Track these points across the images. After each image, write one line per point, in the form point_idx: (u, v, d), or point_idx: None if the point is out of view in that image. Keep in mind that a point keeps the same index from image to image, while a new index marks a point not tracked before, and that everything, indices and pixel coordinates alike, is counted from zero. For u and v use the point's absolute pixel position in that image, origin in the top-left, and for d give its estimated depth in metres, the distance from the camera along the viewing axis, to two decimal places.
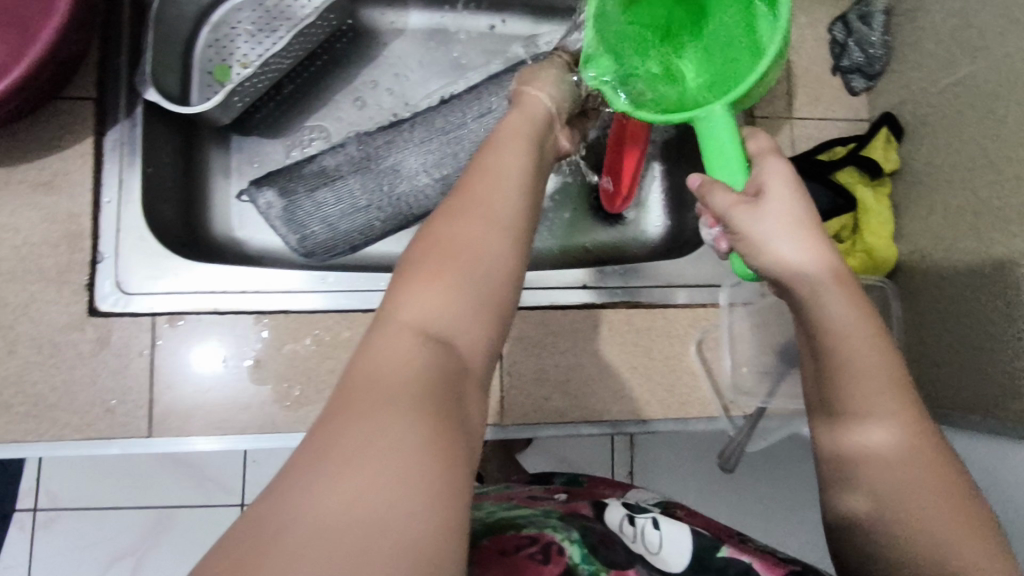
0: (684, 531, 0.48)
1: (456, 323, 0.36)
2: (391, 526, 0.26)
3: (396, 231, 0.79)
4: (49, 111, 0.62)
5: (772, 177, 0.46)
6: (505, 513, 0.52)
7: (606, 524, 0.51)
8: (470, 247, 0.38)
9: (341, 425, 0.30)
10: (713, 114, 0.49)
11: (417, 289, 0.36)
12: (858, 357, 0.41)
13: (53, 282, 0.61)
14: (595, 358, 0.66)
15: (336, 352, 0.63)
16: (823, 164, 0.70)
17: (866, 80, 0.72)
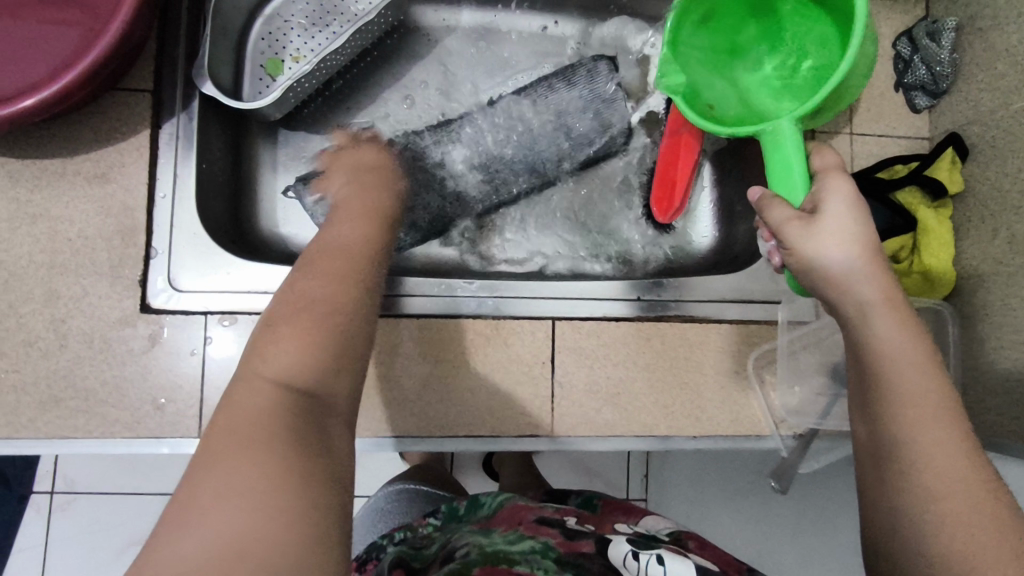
0: (687, 565, 0.48)
1: (306, 374, 0.41)
2: (244, 553, 0.32)
3: (441, 232, 0.78)
4: (106, 101, 0.61)
5: (836, 196, 0.46)
6: (505, 544, 0.55)
7: (609, 556, 0.52)
8: (324, 299, 0.45)
9: (216, 472, 0.35)
10: (785, 127, 0.52)
11: (275, 346, 0.42)
12: (903, 382, 0.42)
13: (106, 276, 0.60)
14: (646, 371, 0.66)
15: (387, 357, 0.63)
16: (884, 181, 0.68)
17: (929, 98, 0.70)
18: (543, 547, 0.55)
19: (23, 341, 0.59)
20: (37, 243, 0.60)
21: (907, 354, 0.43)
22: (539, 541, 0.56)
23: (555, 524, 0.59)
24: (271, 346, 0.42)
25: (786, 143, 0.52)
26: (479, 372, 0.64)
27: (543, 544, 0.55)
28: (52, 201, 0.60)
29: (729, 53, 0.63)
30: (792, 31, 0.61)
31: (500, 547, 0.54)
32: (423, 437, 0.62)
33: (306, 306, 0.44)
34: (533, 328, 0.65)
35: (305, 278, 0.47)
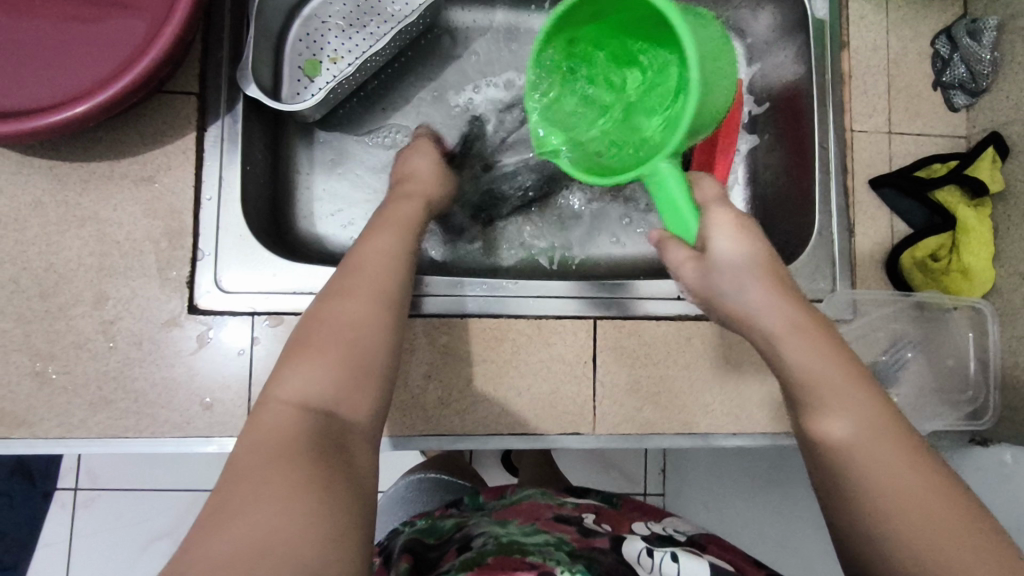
0: (702, 563, 0.48)
1: (331, 397, 0.44)
2: (267, 551, 0.33)
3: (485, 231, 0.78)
4: (152, 104, 0.62)
5: (719, 231, 0.48)
6: (516, 534, 0.52)
7: (622, 554, 0.50)
8: (362, 322, 0.48)
9: (247, 481, 0.37)
10: (660, 167, 0.49)
11: (301, 367, 0.44)
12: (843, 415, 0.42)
13: (155, 278, 0.61)
14: (686, 370, 0.66)
15: (431, 356, 0.63)
16: (923, 181, 0.68)
17: (968, 97, 0.70)
18: (557, 541, 0.51)
19: (74, 343, 0.59)
20: (86, 246, 0.60)
21: (846, 395, 0.42)
22: (553, 535, 0.52)
23: (571, 520, 0.56)
24: (295, 371, 0.44)
25: (667, 183, 0.49)
26: (521, 372, 0.64)
27: (556, 538, 0.51)
28: (100, 204, 0.61)
29: (610, 83, 0.60)
30: (650, 52, 0.56)
31: (510, 537, 0.51)
32: (468, 436, 0.63)
33: (341, 332, 0.47)
34: (575, 328, 0.65)
35: (329, 304, 0.48)
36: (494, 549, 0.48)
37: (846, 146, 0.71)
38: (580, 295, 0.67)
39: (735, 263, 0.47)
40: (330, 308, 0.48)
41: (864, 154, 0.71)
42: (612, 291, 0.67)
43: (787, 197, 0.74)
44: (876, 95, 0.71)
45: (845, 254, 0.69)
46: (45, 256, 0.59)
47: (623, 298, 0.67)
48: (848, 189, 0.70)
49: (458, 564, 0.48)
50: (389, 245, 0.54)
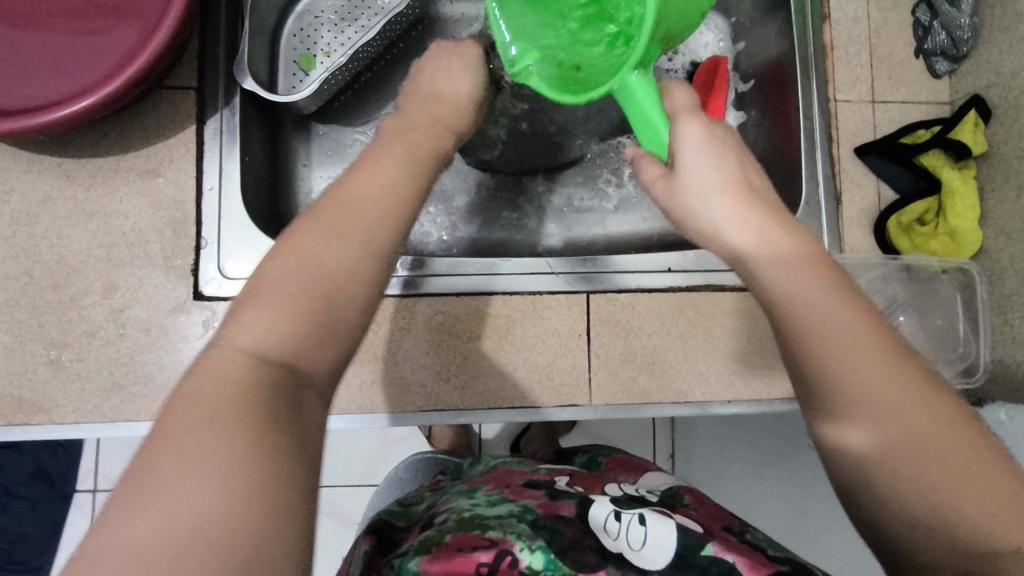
0: (669, 529, 0.46)
1: (293, 350, 0.36)
2: (201, 533, 0.28)
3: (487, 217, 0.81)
4: (154, 100, 0.64)
5: (691, 140, 0.47)
6: (481, 506, 0.49)
7: (588, 520, 0.47)
8: (331, 262, 0.38)
9: (185, 438, 0.30)
10: (629, 80, 0.47)
11: (265, 298, 0.36)
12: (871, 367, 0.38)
13: (161, 266, 0.63)
14: (679, 340, 0.67)
15: (429, 333, 0.65)
16: (908, 147, 0.69)
17: (950, 63, 0.71)
18: (521, 511, 0.47)
19: (85, 331, 0.62)
20: (94, 238, 0.63)
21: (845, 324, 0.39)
22: (519, 503, 0.49)
23: (540, 485, 0.53)
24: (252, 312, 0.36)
25: (637, 94, 0.47)
26: (518, 346, 0.66)
27: (521, 507, 0.48)
28: (107, 197, 0.63)
29: None
30: None
31: (474, 510, 0.48)
32: (468, 410, 0.65)
33: (309, 279, 0.38)
34: (570, 302, 0.67)
35: (298, 243, 0.39)
36: (455, 526, 0.46)
37: (830, 116, 0.72)
38: (558, 270, 0.69)
39: (714, 186, 0.47)
40: (309, 242, 0.39)
41: (849, 123, 0.72)
42: (582, 266, 0.69)
43: (775, 169, 0.75)
44: (859, 65, 0.72)
45: (833, 222, 0.70)
46: (56, 249, 0.62)
47: (599, 272, 0.69)
48: (834, 158, 0.71)
49: (416, 544, 0.45)
50: (374, 181, 0.44)
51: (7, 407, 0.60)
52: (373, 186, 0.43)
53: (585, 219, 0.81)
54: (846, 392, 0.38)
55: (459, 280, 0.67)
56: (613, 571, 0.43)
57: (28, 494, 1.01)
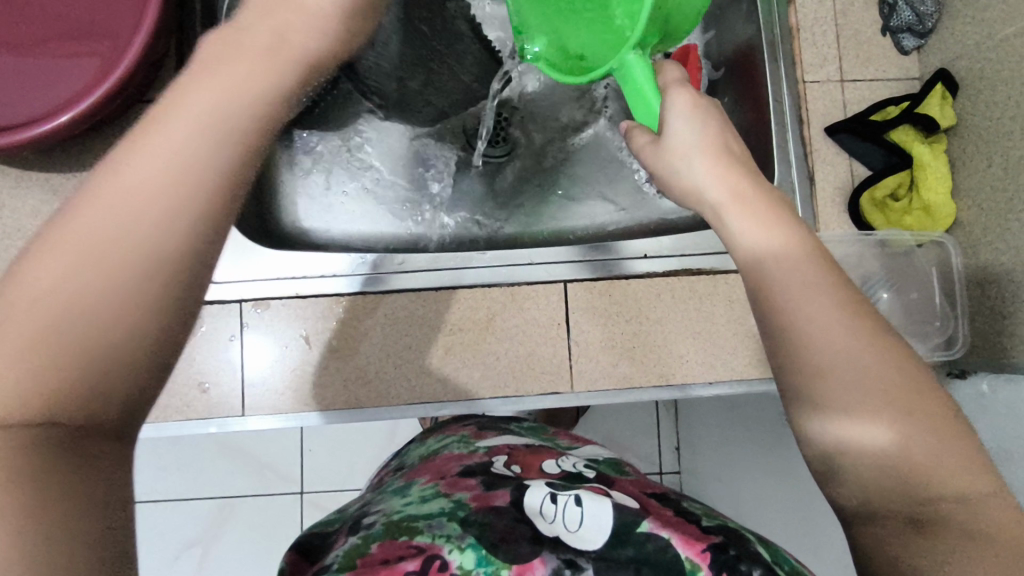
0: (607, 509, 0.46)
1: (60, 391, 0.26)
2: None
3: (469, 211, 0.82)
4: (134, 113, 0.66)
5: (676, 111, 0.47)
6: (413, 505, 0.48)
7: (523, 506, 0.47)
8: (119, 247, 0.28)
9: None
10: (627, 58, 0.49)
11: (44, 280, 0.27)
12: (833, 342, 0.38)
13: None
14: (657, 324, 0.68)
15: (410, 327, 0.66)
16: (878, 124, 0.69)
17: (916, 39, 0.71)
18: (453, 507, 0.47)
19: None
20: None
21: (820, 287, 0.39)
22: (452, 498, 0.48)
23: (476, 472, 0.52)
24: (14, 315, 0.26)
25: (634, 72, 0.50)
26: (499, 337, 0.67)
27: (453, 503, 0.47)
28: None
29: None
30: None
31: (404, 510, 0.47)
32: (452, 402, 0.66)
33: (104, 270, 0.27)
34: (547, 292, 0.68)
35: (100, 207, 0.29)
36: (382, 533, 0.44)
37: (799, 97, 0.73)
38: (535, 260, 0.70)
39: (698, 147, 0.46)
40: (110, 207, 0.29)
41: (819, 104, 0.72)
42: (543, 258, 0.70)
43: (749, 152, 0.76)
44: (826, 45, 0.73)
45: (806, 201, 0.70)
46: None
47: (611, 260, 0.71)
48: (805, 139, 0.72)
49: (342, 556, 0.43)
50: (183, 134, 0.30)
51: None
52: (184, 126, 0.30)
53: (564, 210, 0.83)
54: (827, 356, 0.37)
55: (420, 277, 0.69)
56: (549, 557, 0.43)
57: None
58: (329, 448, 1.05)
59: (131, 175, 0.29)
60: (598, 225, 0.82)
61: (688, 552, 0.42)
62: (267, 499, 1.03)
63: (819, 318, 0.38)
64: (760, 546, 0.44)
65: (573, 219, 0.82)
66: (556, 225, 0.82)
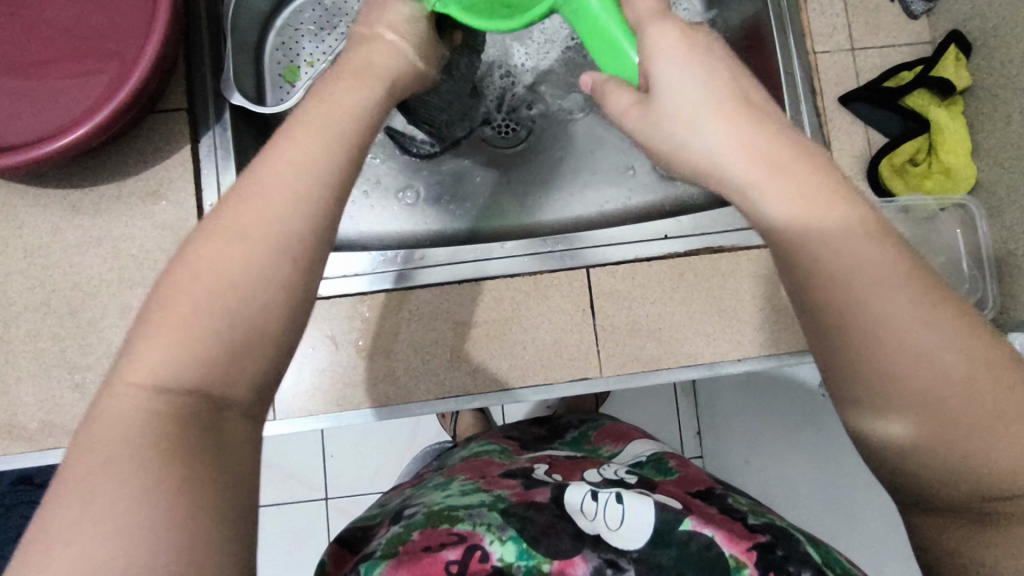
0: (647, 503, 0.46)
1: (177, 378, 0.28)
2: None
3: (475, 210, 0.82)
4: (148, 124, 0.67)
5: (666, 57, 0.41)
6: (454, 497, 0.47)
7: (563, 505, 0.46)
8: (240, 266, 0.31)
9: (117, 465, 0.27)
10: None
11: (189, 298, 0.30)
12: (881, 333, 0.34)
13: None
14: (684, 304, 0.68)
15: (435, 321, 0.66)
16: (892, 89, 0.69)
17: (925, 2, 0.71)
18: (493, 501, 0.46)
19: (106, 352, 0.63)
20: (105, 262, 0.65)
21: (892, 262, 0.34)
22: (492, 493, 0.48)
23: (518, 475, 0.52)
24: (172, 291, 0.30)
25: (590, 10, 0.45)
26: (524, 326, 0.67)
27: (494, 496, 0.47)
28: (113, 223, 0.65)
29: None
30: None
31: (445, 501, 0.46)
32: (481, 394, 0.66)
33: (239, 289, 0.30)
34: (570, 279, 0.68)
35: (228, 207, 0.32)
36: (423, 521, 0.43)
37: (811, 69, 0.72)
38: (553, 249, 0.70)
39: (709, 107, 0.39)
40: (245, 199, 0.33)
41: (831, 74, 0.72)
42: (559, 245, 0.70)
43: None
44: (834, 15, 0.72)
45: None
46: (70, 277, 0.64)
47: (633, 243, 0.70)
48: (820, 110, 0.71)
49: (384, 542, 0.42)
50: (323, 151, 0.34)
51: (39, 433, 0.62)
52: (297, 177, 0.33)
53: (574, 200, 0.82)
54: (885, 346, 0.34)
55: (437, 272, 0.69)
56: (589, 555, 0.43)
57: None
58: (354, 452, 1.05)
59: (275, 210, 0.32)
60: (609, 212, 0.81)
61: (733, 550, 0.42)
62: (298, 507, 1.03)
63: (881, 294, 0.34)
64: (807, 543, 0.43)
65: (583, 208, 0.82)
66: (567, 216, 0.82)
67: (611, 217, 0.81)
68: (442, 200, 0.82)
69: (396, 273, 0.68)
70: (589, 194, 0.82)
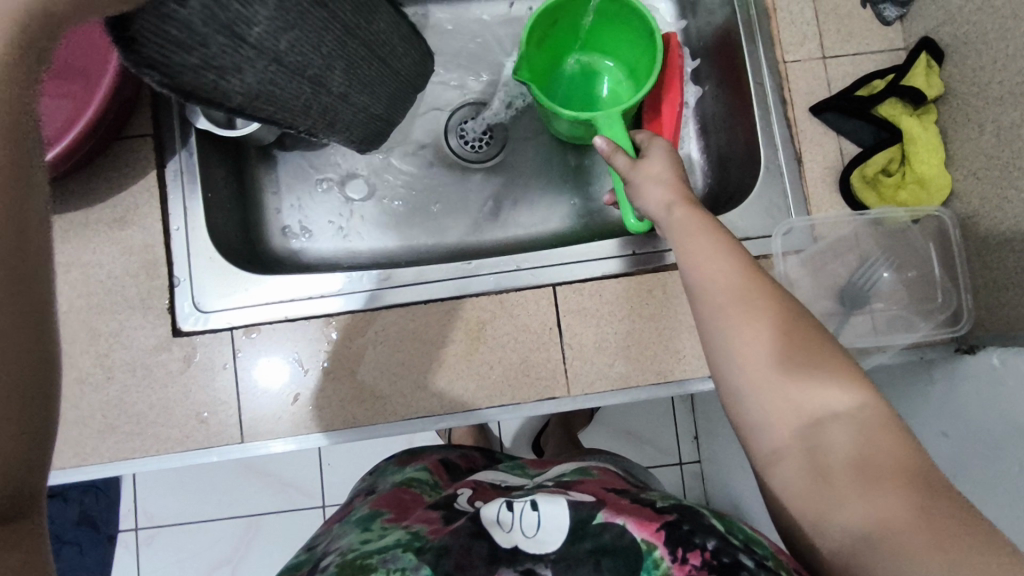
0: (562, 504, 0.45)
1: None
2: None
3: (432, 227, 0.81)
4: (114, 149, 0.67)
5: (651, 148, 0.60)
6: (372, 541, 0.47)
7: (480, 519, 0.46)
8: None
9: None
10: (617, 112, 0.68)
11: None
12: (746, 346, 0.43)
13: (138, 309, 0.66)
14: (652, 320, 0.67)
15: (402, 342, 0.66)
16: (863, 99, 0.68)
17: (898, 8, 0.69)
18: (407, 540, 0.46)
19: (76, 377, 0.64)
20: (74, 289, 0.65)
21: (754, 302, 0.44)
22: (409, 531, 0.48)
23: (440, 507, 0.52)
24: None
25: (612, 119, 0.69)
26: (491, 345, 0.67)
27: (410, 534, 0.47)
28: (81, 248, 0.66)
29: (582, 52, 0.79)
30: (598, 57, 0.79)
31: (360, 548, 0.46)
32: (449, 415, 0.66)
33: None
34: (537, 298, 0.68)
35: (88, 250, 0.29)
36: (336, 572, 0.43)
37: (781, 79, 0.71)
38: (522, 266, 0.69)
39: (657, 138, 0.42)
40: None
41: (801, 83, 0.70)
42: (535, 262, 0.69)
43: (740, 139, 0.75)
44: (804, 23, 0.71)
45: (795, 183, 0.69)
46: None
47: (595, 262, 0.70)
48: (789, 120, 0.70)
49: None
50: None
51: None
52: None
53: (543, 208, 0.82)
54: (752, 371, 0.42)
55: (408, 292, 0.68)
56: (505, 574, 0.42)
57: (77, 540, 1.05)
58: (347, 463, 1.06)
59: None
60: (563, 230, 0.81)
61: (643, 534, 0.41)
62: (292, 516, 1.05)
63: (738, 335, 0.43)
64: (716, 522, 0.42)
65: (558, 220, 0.82)
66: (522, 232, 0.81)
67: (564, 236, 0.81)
68: (401, 217, 0.81)
69: (367, 294, 0.68)
70: (546, 212, 0.82)
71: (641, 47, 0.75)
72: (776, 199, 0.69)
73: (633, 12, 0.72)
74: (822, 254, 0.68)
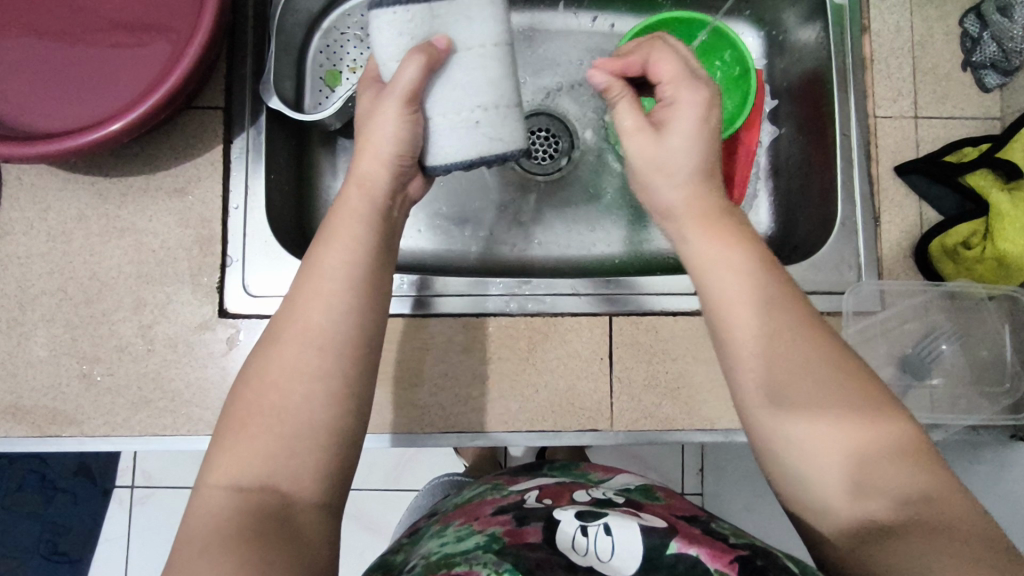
0: (634, 530, 0.45)
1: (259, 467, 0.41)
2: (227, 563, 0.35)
3: (482, 231, 0.79)
4: (184, 118, 0.66)
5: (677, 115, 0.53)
6: (449, 544, 0.47)
7: (555, 542, 0.45)
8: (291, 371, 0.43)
9: (214, 461, 0.42)
10: None
11: (266, 397, 0.43)
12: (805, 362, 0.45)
13: (187, 283, 0.64)
14: (707, 363, 0.65)
15: (447, 353, 0.65)
16: (953, 166, 0.65)
17: (1001, 76, 0.67)
18: (487, 541, 0.45)
19: (115, 346, 0.63)
20: (125, 255, 0.64)
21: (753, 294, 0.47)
22: (486, 533, 0.47)
23: (509, 508, 0.51)
24: (256, 393, 0.43)
25: None
26: (539, 368, 0.65)
27: (487, 537, 0.46)
28: (137, 215, 0.65)
29: None
30: None
31: (440, 550, 0.45)
32: (486, 432, 0.64)
33: (292, 404, 0.43)
34: (591, 325, 0.66)
35: (315, 308, 0.45)
36: (420, 572, 0.43)
37: (868, 134, 0.69)
38: (580, 291, 0.67)
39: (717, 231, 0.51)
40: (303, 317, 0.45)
41: (889, 140, 0.68)
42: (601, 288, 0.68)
43: (814, 189, 0.72)
44: (901, 79, 0.69)
45: (869, 242, 0.67)
46: (88, 267, 0.64)
47: (648, 295, 0.68)
48: (872, 177, 0.68)
49: None
50: (339, 261, 0.47)
51: (40, 419, 0.62)
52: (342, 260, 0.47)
53: (583, 230, 0.80)
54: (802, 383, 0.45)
55: (466, 303, 0.67)
56: None
57: (73, 489, 1.09)
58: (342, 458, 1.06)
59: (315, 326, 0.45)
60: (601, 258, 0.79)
61: (716, 565, 0.41)
62: None
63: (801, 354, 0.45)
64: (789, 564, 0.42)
65: (607, 243, 0.79)
66: (564, 253, 0.79)
67: (595, 266, 0.78)
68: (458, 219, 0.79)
69: (457, 301, 0.67)
70: (592, 234, 0.79)
71: (731, 82, 0.73)
72: (849, 255, 0.67)
73: (732, 46, 0.70)
74: (890, 320, 0.66)
